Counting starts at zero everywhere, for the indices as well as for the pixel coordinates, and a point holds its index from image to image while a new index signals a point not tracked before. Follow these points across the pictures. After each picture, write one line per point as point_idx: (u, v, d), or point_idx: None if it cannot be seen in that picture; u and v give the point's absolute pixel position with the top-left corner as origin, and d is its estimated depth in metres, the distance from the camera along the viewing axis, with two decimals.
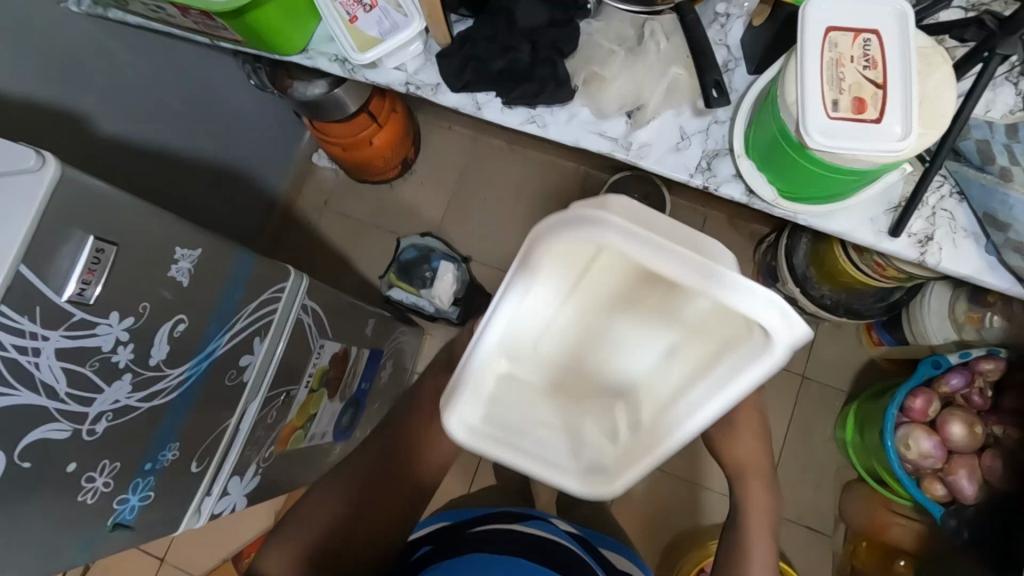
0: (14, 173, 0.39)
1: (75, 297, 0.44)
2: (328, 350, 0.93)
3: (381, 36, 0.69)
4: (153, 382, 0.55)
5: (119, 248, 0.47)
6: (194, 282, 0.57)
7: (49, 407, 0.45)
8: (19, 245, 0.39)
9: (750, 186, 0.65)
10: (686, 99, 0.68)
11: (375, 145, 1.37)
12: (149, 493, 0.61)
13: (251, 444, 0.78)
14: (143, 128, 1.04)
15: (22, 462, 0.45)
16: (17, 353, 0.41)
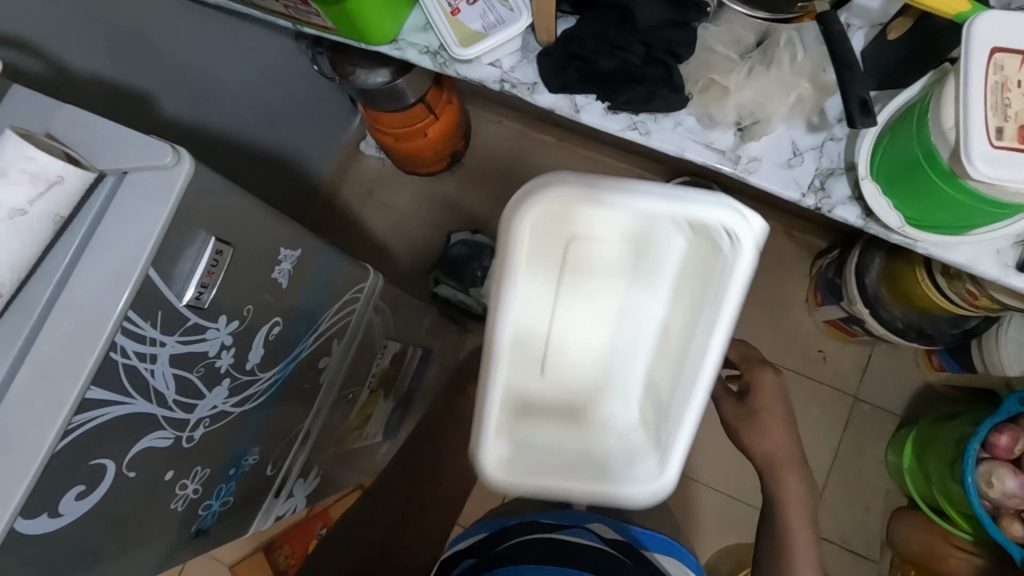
0: (149, 169, 0.37)
1: (193, 301, 0.41)
2: (389, 350, 0.90)
3: (484, 30, 0.66)
4: (246, 387, 0.53)
5: (234, 250, 0.44)
6: (291, 283, 0.54)
7: (158, 415, 0.43)
8: (151, 247, 0.36)
9: (871, 210, 0.61)
10: (802, 114, 0.64)
11: (429, 137, 1.33)
12: (229, 498, 0.59)
13: (316, 446, 0.75)
14: (205, 111, 1.01)
15: (129, 472, 0.42)
16: (137, 360, 0.39)
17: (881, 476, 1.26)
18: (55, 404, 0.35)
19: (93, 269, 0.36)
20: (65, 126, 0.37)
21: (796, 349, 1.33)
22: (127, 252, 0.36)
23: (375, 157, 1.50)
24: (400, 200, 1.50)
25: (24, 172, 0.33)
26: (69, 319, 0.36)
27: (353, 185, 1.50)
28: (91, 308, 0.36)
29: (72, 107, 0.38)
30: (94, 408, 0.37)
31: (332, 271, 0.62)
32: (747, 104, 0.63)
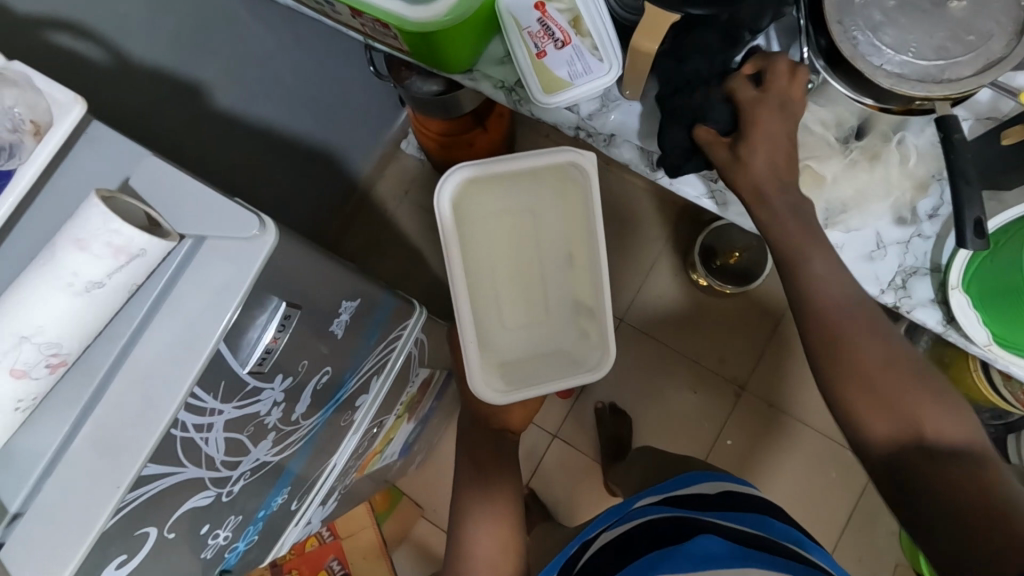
0: (231, 239, 0.34)
1: (256, 368, 0.39)
2: (419, 376, 0.88)
3: (570, 78, 0.63)
4: (289, 435, 0.51)
5: (300, 310, 0.42)
6: (346, 332, 0.52)
7: (204, 477, 0.41)
8: (226, 322, 0.34)
9: (955, 320, 0.58)
10: (893, 206, 0.60)
11: (477, 147, 1.31)
12: (254, 537, 0.57)
13: (340, 474, 0.74)
14: (256, 104, 0.98)
15: (169, 534, 0.41)
16: (194, 431, 0.37)
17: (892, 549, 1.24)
18: (113, 482, 0.33)
19: (162, 340, 0.34)
20: (146, 178, 0.35)
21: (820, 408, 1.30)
22: (201, 326, 0.34)
23: (415, 157, 1.46)
24: (436, 204, 1.47)
25: (106, 245, 0.30)
26: (133, 391, 0.34)
27: (390, 183, 1.47)
28: (156, 381, 0.34)
29: (156, 157, 0.35)
30: (148, 481, 0.35)
31: (382, 313, 0.60)
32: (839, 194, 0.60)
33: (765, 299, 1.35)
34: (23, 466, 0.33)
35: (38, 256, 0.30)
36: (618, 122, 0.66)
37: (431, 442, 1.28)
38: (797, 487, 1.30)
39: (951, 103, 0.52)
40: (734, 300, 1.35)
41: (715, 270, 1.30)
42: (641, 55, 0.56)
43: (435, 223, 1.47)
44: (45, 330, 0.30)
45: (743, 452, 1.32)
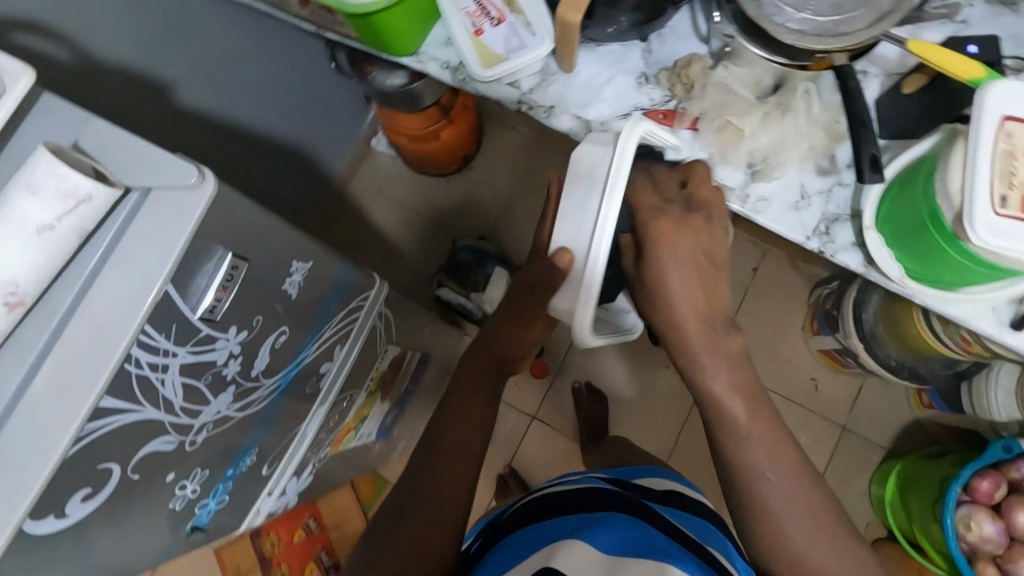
0: (172, 188, 0.38)
1: (206, 314, 0.42)
2: (389, 354, 0.91)
3: (507, 53, 0.68)
4: (250, 392, 0.54)
5: (250, 264, 0.45)
6: (301, 293, 0.55)
7: (164, 421, 0.44)
8: (171, 266, 0.38)
9: (872, 258, 0.62)
10: (812, 157, 0.65)
11: (442, 139, 1.34)
12: (225, 497, 0.60)
13: (312, 446, 0.77)
14: (221, 102, 1.02)
15: (133, 475, 0.44)
16: (149, 371, 0.40)
17: (863, 507, 1.28)
18: (71, 412, 0.36)
19: (113, 283, 0.37)
20: (94, 138, 0.38)
21: (787, 376, 1.34)
22: (148, 268, 0.37)
23: (385, 154, 1.50)
24: (407, 198, 1.51)
25: (55, 191, 0.34)
26: (87, 330, 0.37)
27: (362, 180, 1.51)
28: (109, 320, 0.37)
29: (103, 121, 0.39)
30: (106, 415, 0.38)
31: (340, 281, 0.63)
32: (759, 147, 0.65)
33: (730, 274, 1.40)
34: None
35: None
36: (557, 96, 0.70)
37: (412, 430, 1.31)
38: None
39: (848, 55, 0.56)
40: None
41: None
42: (568, 26, 0.61)
43: (407, 217, 1.50)
44: (2, 270, 0.33)
45: None
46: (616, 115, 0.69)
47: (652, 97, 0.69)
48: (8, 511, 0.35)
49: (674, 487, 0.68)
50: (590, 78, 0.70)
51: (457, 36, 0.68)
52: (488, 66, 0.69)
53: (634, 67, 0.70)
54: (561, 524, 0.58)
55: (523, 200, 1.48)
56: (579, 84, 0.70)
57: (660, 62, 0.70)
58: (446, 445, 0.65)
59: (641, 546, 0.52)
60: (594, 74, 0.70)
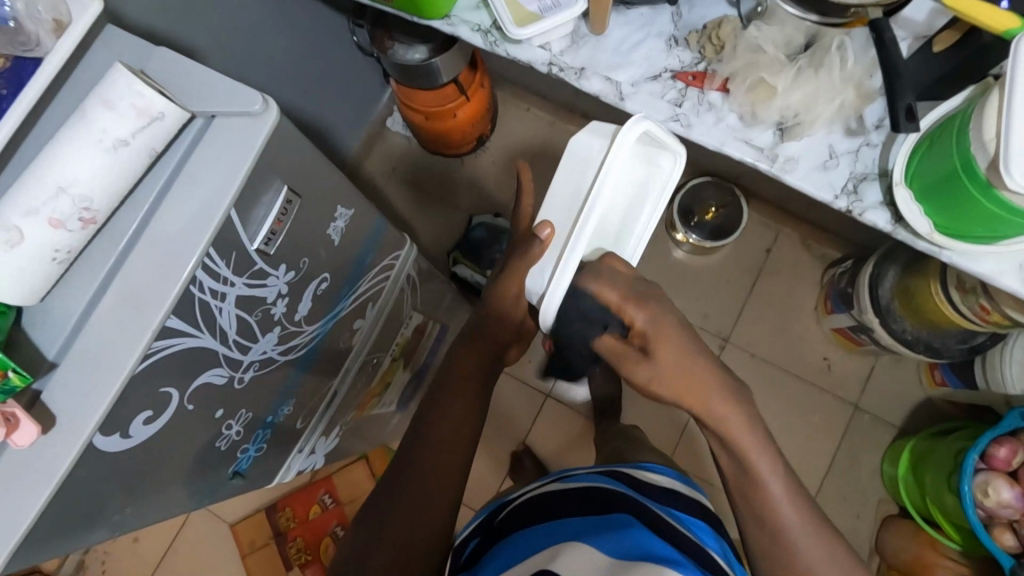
0: (238, 114, 0.39)
1: (262, 246, 0.43)
2: (413, 321, 0.92)
3: (540, 12, 0.69)
4: (293, 336, 0.55)
5: (303, 201, 0.46)
6: (343, 241, 0.56)
7: (218, 352, 0.45)
8: (235, 189, 0.39)
9: (901, 216, 0.63)
10: (841, 117, 0.66)
11: (459, 117, 1.35)
12: (262, 445, 0.61)
13: (341, 406, 0.78)
14: (245, 72, 1.02)
15: (189, 405, 0.45)
16: (210, 296, 0.41)
17: (875, 484, 1.29)
18: (141, 329, 0.37)
19: (179, 206, 0.38)
20: (158, 67, 0.39)
21: (800, 356, 1.35)
22: (214, 192, 0.38)
23: (401, 134, 1.51)
24: (422, 178, 1.51)
25: (130, 106, 0.35)
26: (155, 251, 0.38)
27: (377, 161, 1.52)
28: (176, 241, 0.38)
29: (166, 50, 0.40)
30: (170, 337, 0.39)
31: (376, 236, 0.64)
32: (791, 104, 0.65)
33: (744, 255, 1.41)
34: (60, 319, 0.38)
35: (71, 118, 0.35)
36: (586, 58, 0.71)
37: None
38: (790, 426, 1.33)
39: (883, 9, 0.56)
40: (714, 257, 1.41)
41: (693, 227, 1.34)
42: None
43: (422, 197, 1.51)
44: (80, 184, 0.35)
45: None
46: (645, 76, 0.70)
47: (681, 59, 0.70)
48: (80, 423, 0.36)
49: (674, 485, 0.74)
50: (620, 40, 0.71)
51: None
52: (520, 26, 0.69)
53: (663, 30, 0.71)
54: (559, 529, 0.65)
55: (538, 181, 1.49)
56: (609, 46, 0.71)
57: (689, 25, 0.71)
58: (434, 439, 0.65)
59: (636, 544, 0.59)
60: (625, 36, 0.71)
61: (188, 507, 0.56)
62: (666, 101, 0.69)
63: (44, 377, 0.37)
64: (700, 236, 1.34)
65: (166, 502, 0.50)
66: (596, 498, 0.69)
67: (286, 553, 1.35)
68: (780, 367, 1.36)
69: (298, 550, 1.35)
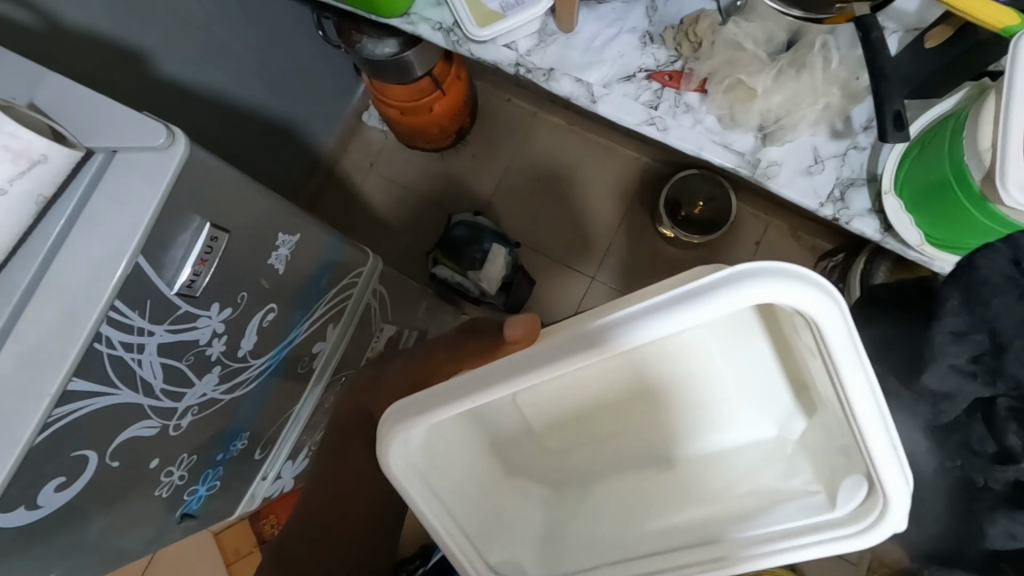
0: (142, 149, 0.35)
1: (185, 289, 0.39)
2: (386, 333, 0.88)
3: (503, 10, 0.64)
4: (238, 373, 0.51)
5: (231, 235, 0.42)
6: (289, 269, 0.52)
7: (144, 405, 0.41)
8: (140, 236, 0.35)
9: (891, 225, 0.59)
10: (827, 117, 0.61)
11: (436, 112, 1.29)
12: (215, 483, 0.58)
13: (307, 428, 0.74)
14: (203, 73, 0.97)
15: (112, 462, 0.41)
16: (123, 350, 0.37)
17: None
18: (37, 395, 0.33)
19: (77, 255, 0.34)
20: (51, 96, 0.35)
21: None
22: (116, 240, 0.34)
23: (378, 129, 1.46)
24: (402, 174, 1.46)
25: (2, 148, 0.30)
26: (50, 307, 0.34)
27: (354, 157, 1.46)
28: (75, 295, 0.34)
29: (60, 76, 0.35)
30: (76, 400, 0.36)
31: (331, 257, 0.60)
32: (773, 106, 0.61)
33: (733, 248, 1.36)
34: None
35: None
36: (555, 57, 0.66)
37: None
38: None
39: (870, 6, 0.51)
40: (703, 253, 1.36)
41: (680, 220, 1.30)
42: None
43: (402, 194, 1.46)
44: None
45: None
46: (619, 76, 0.65)
47: (656, 58, 0.65)
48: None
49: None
50: (592, 37, 0.66)
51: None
52: (483, 25, 0.65)
53: (637, 25, 0.66)
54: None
55: (521, 176, 1.44)
56: (581, 43, 0.66)
57: (665, 20, 0.66)
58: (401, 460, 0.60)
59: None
60: (597, 32, 0.66)
61: (133, 554, 0.53)
62: (641, 102, 0.64)
63: None
64: (688, 230, 1.30)
65: (101, 553, 0.47)
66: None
67: None
68: None
69: None
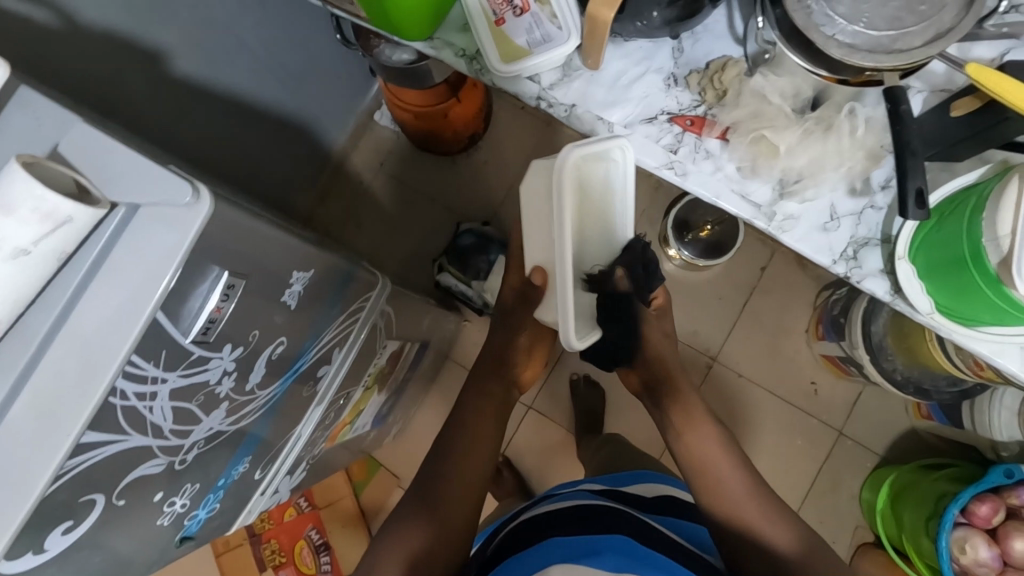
0: (165, 205, 0.34)
1: (199, 337, 0.39)
2: (389, 348, 0.88)
3: (529, 46, 0.63)
4: (246, 405, 0.51)
5: (247, 281, 0.42)
6: (300, 304, 0.52)
7: (152, 446, 0.42)
8: (159, 294, 0.34)
9: (903, 290, 0.59)
10: (847, 177, 0.61)
11: (449, 117, 1.28)
12: (215, 506, 0.58)
13: (307, 445, 0.74)
14: (217, 72, 0.96)
15: (119, 500, 0.42)
16: (136, 400, 0.38)
17: (853, 510, 1.27)
18: (51, 446, 0.33)
19: (94, 310, 0.34)
20: (76, 143, 0.35)
21: (788, 378, 1.32)
22: (135, 298, 0.34)
23: (389, 129, 1.44)
24: (410, 175, 1.45)
25: (30, 210, 0.31)
26: (68, 357, 0.34)
27: (364, 156, 1.45)
28: (92, 347, 0.34)
29: (84, 123, 0.35)
30: (88, 450, 0.36)
31: (341, 286, 0.60)
32: (794, 165, 0.61)
33: (738, 273, 1.36)
34: None
35: None
36: (578, 93, 0.66)
37: (405, 414, 1.31)
38: (773, 444, 1.31)
39: (901, 76, 0.52)
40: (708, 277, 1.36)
41: (686, 242, 1.30)
42: (597, 22, 0.56)
43: (409, 196, 1.45)
44: None
45: None
46: (641, 118, 0.65)
47: (680, 101, 0.64)
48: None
49: (662, 491, 0.76)
50: (616, 75, 0.65)
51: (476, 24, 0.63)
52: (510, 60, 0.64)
53: (663, 66, 0.65)
54: (555, 547, 0.61)
55: None
56: (606, 81, 0.65)
57: (691, 62, 0.65)
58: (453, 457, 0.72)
59: (648, 563, 0.57)
60: (622, 71, 0.66)
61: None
62: (662, 146, 0.64)
63: None
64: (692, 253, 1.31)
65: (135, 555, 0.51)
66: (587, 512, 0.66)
67: (261, 554, 1.36)
68: (769, 389, 1.33)
69: (273, 552, 1.36)
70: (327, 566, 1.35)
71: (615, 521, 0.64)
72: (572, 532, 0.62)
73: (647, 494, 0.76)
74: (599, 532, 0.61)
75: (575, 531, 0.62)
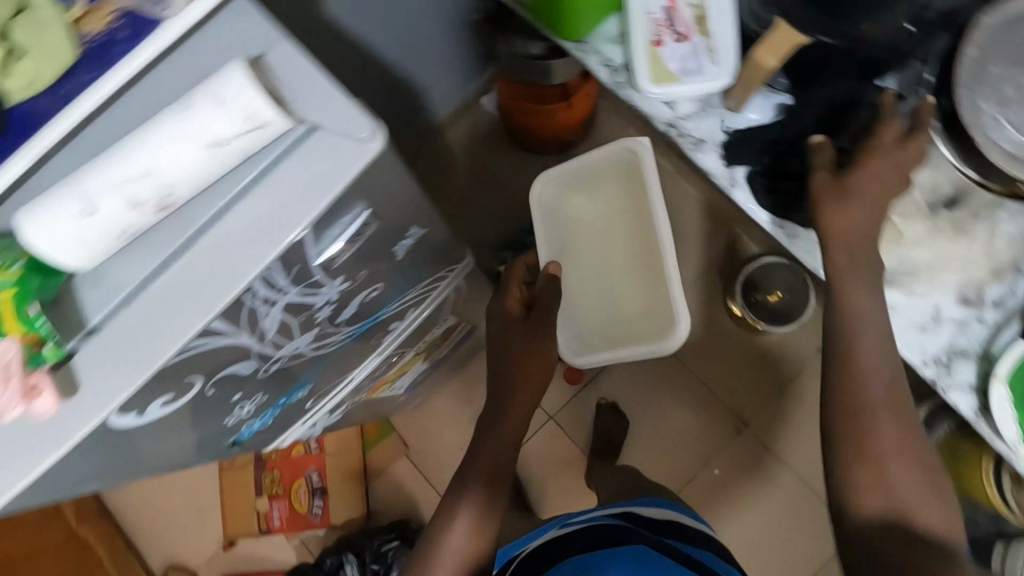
0: (345, 135, 0.36)
1: (325, 263, 0.42)
2: (448, 322, 0.90)
3: (680, 73, 0.62)
4: (330, 334, 0.53)
5: (379, 222, 0.45)
6: (404, 256, 0.54)
7: (251, 350, 0.44)
8: (317, 213, 0.37)
9: (990, 411, 0.58)
10: (961, 285, 0.60)
11: (556, 120, 1.30)
12: (268, 421, 0.61)
13: (354, 390, 0.76)
14: (360, 21, 1.00)
15: (207, 394, 0.45)
16: (259, 302, 0.40)
17: None
18: (188, 323, 0.36)
19: (252, 213, 0.37)
20: (280, 57, 0.37)
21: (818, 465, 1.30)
22: (292, 209, 0.37)
23: (491, 115, 1.47)
24: (499, 164, 1.47)
25: (239, 107, 0.33)
26: (217, 251, 0.37)
27: (460, 133, 1.48)
28: (243, 247, 0.37)
29: (290, 41, 0.37)
30: (208, 337, 0.39)
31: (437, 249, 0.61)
32: (912, 259, 0.60)
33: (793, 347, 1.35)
34: (113, 287, 0.38)
35: (174, 104, 0.33)
36: (709, 129, 0.67)
37: (433, 388, 1.34)
38: None
39: None
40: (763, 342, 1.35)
41: (752, 303, 1.31)
42: (758, 69, 0.56)
43: (493, 183, 1.47)
44: (167, 174, 0.34)
45: (728, 485, 1.34)
46: (766, 171, 0.65)
47: None
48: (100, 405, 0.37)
49: (670, 516, 0.84)
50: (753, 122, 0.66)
51: (634, 39, 0.62)
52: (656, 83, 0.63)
53: None
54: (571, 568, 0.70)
55: None
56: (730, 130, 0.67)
57: None
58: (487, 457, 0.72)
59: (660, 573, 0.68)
60: (758, 122, 0.66)
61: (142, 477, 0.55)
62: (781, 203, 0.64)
63: (80, 343, 0.38)
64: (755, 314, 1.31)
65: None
66: (591, 532, 0.75)
67: (261, 480, 1.41)
68: None
69: (273, 481, 1.41)
70: (319, 510, 1.39)
71: (626, 540, 0.73)
72: (585, 551, 0.72)
73: (655, 515, 0.84)
74: (610, 550, 0.71)
75: (587, 550, 0.72)
